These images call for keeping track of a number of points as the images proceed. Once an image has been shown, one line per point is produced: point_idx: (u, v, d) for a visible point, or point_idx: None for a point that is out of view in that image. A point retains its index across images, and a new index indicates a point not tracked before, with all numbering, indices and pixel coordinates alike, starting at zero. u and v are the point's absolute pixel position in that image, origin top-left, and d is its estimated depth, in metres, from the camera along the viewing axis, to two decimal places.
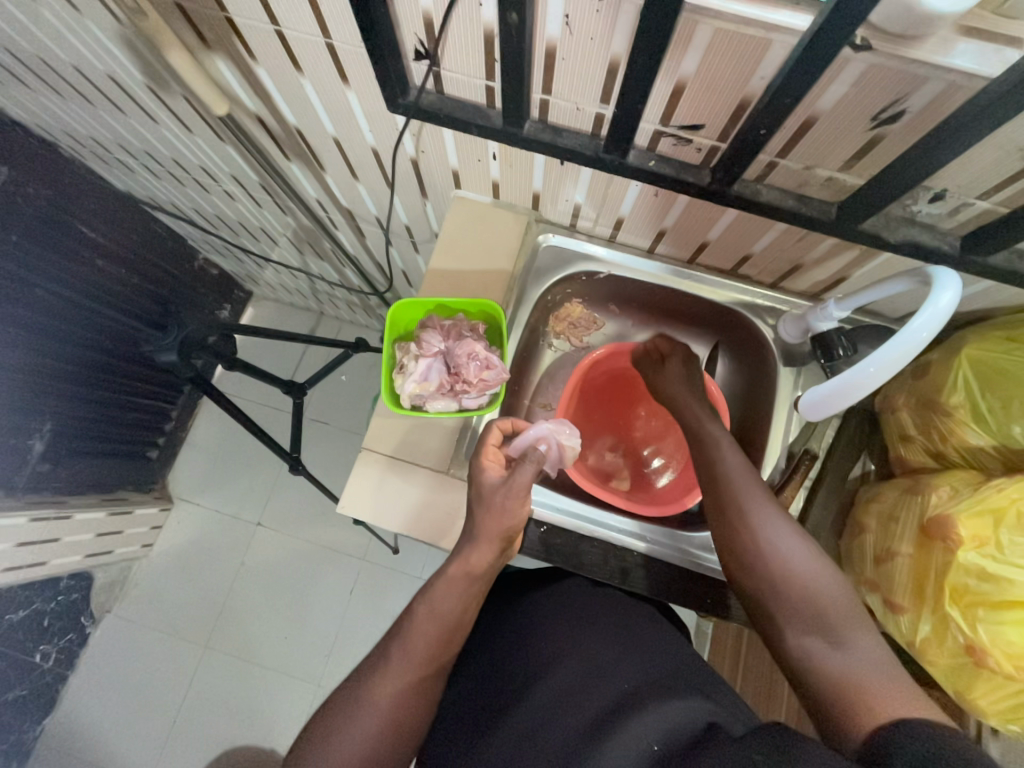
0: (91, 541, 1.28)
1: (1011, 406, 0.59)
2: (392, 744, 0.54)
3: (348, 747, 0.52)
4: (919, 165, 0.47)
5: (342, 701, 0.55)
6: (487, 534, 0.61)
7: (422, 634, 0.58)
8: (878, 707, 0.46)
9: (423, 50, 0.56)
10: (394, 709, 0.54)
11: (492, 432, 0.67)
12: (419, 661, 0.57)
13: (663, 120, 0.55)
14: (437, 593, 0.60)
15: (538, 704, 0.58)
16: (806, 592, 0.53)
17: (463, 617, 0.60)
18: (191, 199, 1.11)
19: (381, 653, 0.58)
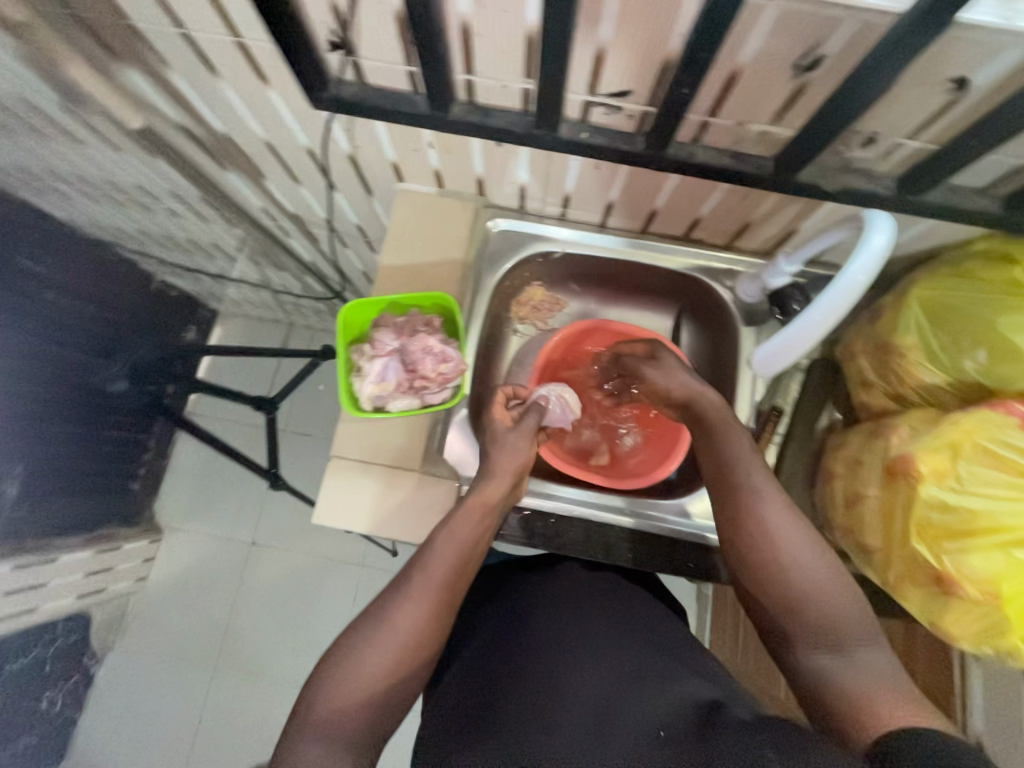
0: (81, 582, 1.25)
1: (960, 341, 0.60)
2: (411, 663, 0.54)
3: (371, 663, 0.52)
4: (844, 110, 0.47)
5: (362, 622, 0.55)
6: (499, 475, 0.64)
7: (441, 560, 0.58)
8: (879, 710, 0.47)
9: (336, 40, 0.54)
10: (415, 630, 0.54)
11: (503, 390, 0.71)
12: (440, 586, 0.57)
13: (590, 90, 0.54)
14: (454, 525, 0.60)
15: (541, 680, 0.58)
16: (814, 598, 0.54)
17: (477, 550, 0.61)
18: (132, 221, 1.04)
19: (401, 579, 0.57)
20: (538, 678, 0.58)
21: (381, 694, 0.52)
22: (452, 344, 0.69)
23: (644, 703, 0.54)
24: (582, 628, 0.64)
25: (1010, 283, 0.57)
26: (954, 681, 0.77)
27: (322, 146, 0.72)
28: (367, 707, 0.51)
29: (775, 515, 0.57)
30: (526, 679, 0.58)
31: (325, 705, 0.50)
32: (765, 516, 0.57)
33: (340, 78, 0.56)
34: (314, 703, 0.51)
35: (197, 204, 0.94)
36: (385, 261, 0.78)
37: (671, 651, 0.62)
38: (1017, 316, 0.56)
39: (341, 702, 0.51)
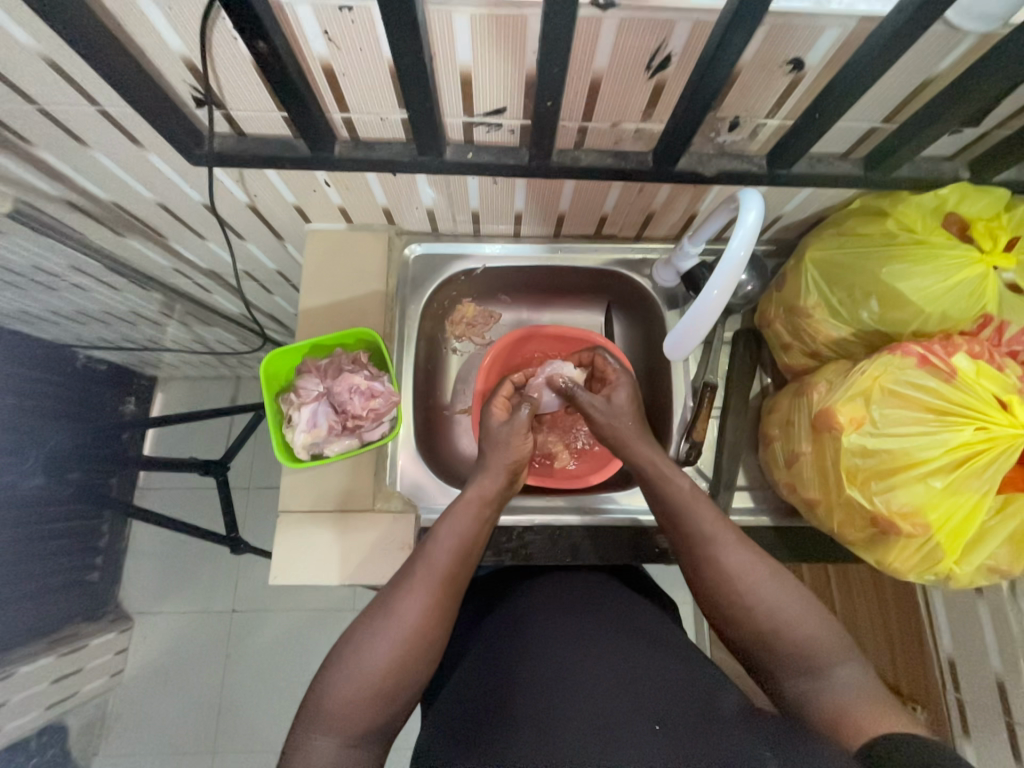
0: (48, 690, 1.16)
1: (854, 295, 0.64)
2: (419, 657, 0.52)
3: (379, 656, 0.51)
4: (699, 101, 0.50)
5: (369, 614, 0.54)
6: (498, 463, 0.65)
7: (445, 550, 0.57)
8: (864, 723, 0.46)
9: (201, 96, 0.53)
10: (422, 621, 0.53)
11: (501, 385, 0.75)
12: (445, 578, 0.56)
13: (466, 112, 0.55)
14: (456, 515, 0.60)
15: (537, 685, 0.57)
16: (776, 614, 0.53)
17: (479, 541, 0.60)
18: (39, 303, 0.97)
19: (407, 571, 0.56)
20: (530, 681, 0.58)
21: (390, 690, 0.50)
22: (377, 378, 0.69)
23: (648, 691, 0.54)
24: (574, 626, 0.64)
25: (887, 234, 0.62)
26: (921, 607, 0.82)
27: (218, 200, 0.71)
28: (375, 703, 0.50)
29: (732, 555, 0.56)
30: (518, 684, 0.58)
31: (331, 702, 0.49)
32: (722, 559, 0.56)
33: (213, 133, 0.56)
34: (320, 701, 0.50)
35: (102, 277, 0.90)
36: (307, 304, 0.77)
37: (661, 638, 0.63)
38: (898, 264, 0.60)
39: (348, 698, 0.49)
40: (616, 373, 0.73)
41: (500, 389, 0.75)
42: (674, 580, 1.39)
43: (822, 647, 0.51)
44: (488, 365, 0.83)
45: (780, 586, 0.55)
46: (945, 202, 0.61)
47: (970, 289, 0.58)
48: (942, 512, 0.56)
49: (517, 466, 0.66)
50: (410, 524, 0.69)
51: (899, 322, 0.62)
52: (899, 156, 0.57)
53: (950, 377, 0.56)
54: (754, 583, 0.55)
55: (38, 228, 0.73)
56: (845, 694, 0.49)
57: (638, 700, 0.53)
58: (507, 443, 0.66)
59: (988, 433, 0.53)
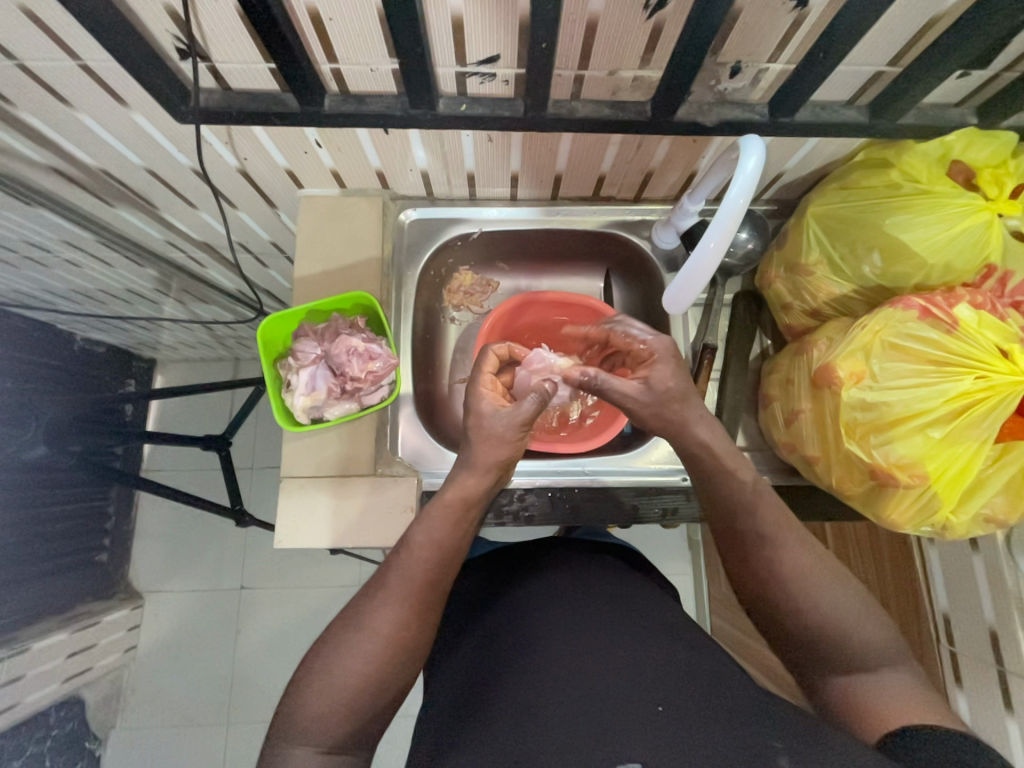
0: (64, 664, 1.19)
1: (855, 249, 0.63)
2: (395, 667, 0.53)
3: (350, 667, 0.52)
4: (698, 42, 0.48)
5: (343, 627, 0.55)
6: (484, 462, 0.60)
7: (420, 559, 0.56)
8: (894, 716, 0.48)
9: (184, 46, 0.51)
10: (395, 631, 0.53)
11: (486, 357, 0.69)
12: (420, 588, 0.55)
13: (459, 61, 0.54)
14: (435, 521, 0.58)
15: (540, 670, 0.57)
16: (812, 601, 0.54)
17: (458, 547, 0.58)
18: (33, 282, 0.97)
19: (380, 581, 0.56)
20: (526, 665, 0.59)
21: (363, 700, 0.51)
22: (376, 342, 0.70)
23: (649, 673, 0.55)
24: (564, 609, 0.65)
25: (891, 185, 0.61)
26: (918, 565, 0.83)
27: (207, 165, 0.69)
28: (350, 715, 0.51)
29: (790, 550, 0.56)
30: (521, 669, 0.58)
31: (309, 713, 0.50)
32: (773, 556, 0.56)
33: (198, 87, 0.54)
34: (294, 712, 0.51)
35: (96, 252, 0.88)
36: (303, 271, 0.76)
37: (666, 623, 0.63)
38: (900, 214, 0.59)
39: (320, 710, 0.50)
40: (652, 351, 0.62)
41: (485, 362, 0.68)
42: (674, 551, 1.41)
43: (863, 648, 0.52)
44: (486, 332, 0.81)
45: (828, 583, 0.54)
46: (949, 150, 0.60)
47: (974, 238, 0.57)
48: (940, 463, 0.56)
49: (505, 462, 0.61)
50: (413, 487, 0.70)
51: (900, 274, 0.61)
52: (904, 100, 0.55)
53: (951, 328, 0.55)
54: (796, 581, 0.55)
55: (27, 199, 0.72)
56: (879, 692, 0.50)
57: (638, 683, 0.54)
58: (504, 439, 0.60)
59: (988, 382, 0.53)
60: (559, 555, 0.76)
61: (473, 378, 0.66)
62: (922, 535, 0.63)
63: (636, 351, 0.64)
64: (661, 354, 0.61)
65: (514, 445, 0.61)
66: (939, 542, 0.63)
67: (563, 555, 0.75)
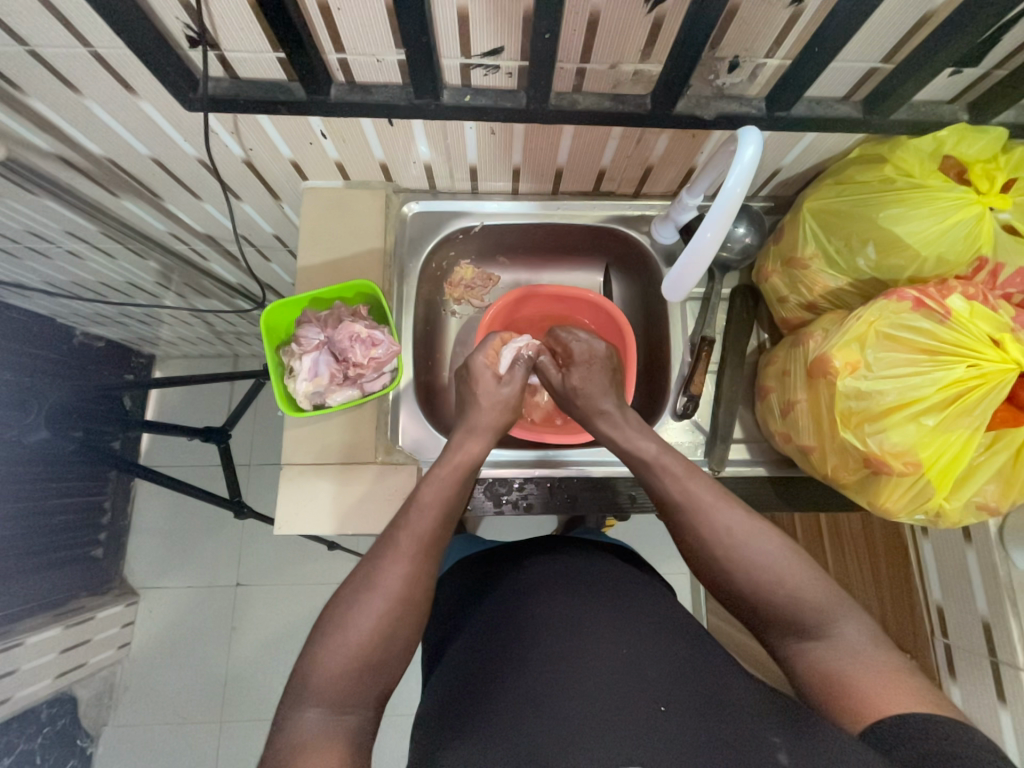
0: (56, 660, 1.18)
1: (850, 243, 0.64)
2: (406, 622, 0.53)
3: (364, 623, 0.52)
4: (697, 35, 0.49)
5: (350, 590, 0.54)
6: (484, 424, 0.67)
7: (428, 515, 0.58)
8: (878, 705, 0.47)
9: (194, 35, 0.53)
10: (406, 585, 0.54)
11: (492, 339, 0.74)
12: (427, 543, 0.57)
13: (464, 53, 0.55)
14: (434, 480, 0.61)
15: (541, 672, 0.57)
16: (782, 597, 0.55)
17: (460, 502, 0.62)
18: (34, 273, 0.97)
19: (388, 543, 0.57)
20: (526, 662, 0.58)
21: (376, 655, 0.51)
22: (378, 328, 0.71)
23: (651, 672, 0.55)
24: (557, 602, 0.65)
25: (884, 179, 0.62)
26: (913, 559, 0.83)
27: (213, 155, 0.70)
28: (368, 670, 0.51)
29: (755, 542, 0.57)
30: (518, 665, 0.59)
31: (321, 675, 0.50)
32: (725, 542, 0.58)
33: (206, 75, 0.55)
34: (305, 676, 0.50)
35: (98, 242, 0.89)
36: (305, 262, 0.77)
37: (667, 619, 0.63)
38: (894, 207, 0.60)
39: (334, 669, 0.50)
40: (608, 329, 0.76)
41: (489, 343, 0.74)
42: (671, 550, 1.42)
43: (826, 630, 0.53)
44: (492, 314, 0.82)
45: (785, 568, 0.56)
46: (943, 144, 0.61)
47: (966, 231, 0.58)
48: (933, 451, 0.57)
49: (503, 428, 0.69)
50: (413, 476, 0.70)
51: (894, 267, 0.63)
52: (897, 96, 0.56)
53: (945, 318, 0.56)
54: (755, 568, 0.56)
55: (32, 186, 0.72)
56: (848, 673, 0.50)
57: (641, 682, 0.54)
58: (498, 405, 0.69)
59: (980, 370, 0.54)
60: (546, 550, 0.77)
61: (474, 359, 0.72)
62: (915, 524, 0.64)
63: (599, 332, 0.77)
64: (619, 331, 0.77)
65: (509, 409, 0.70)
66: (934, 530, 0.64)
67: (549, 550, 0.77)
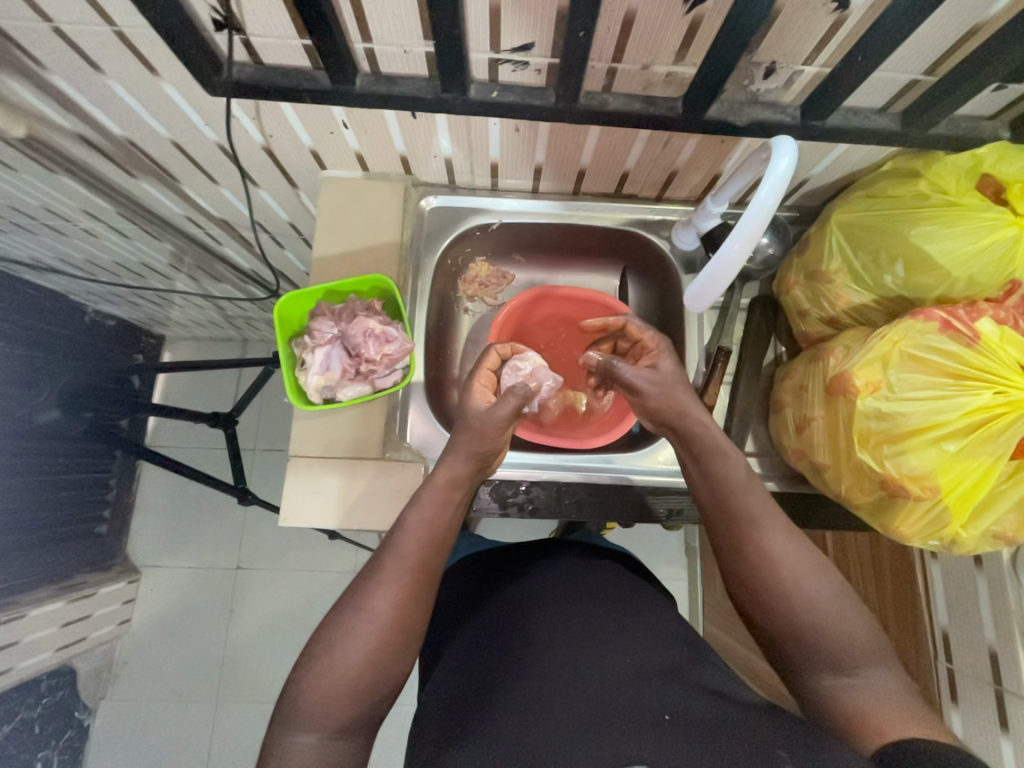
0: (57, 633, 1.19)
1: (878, 259, 0.63)
2: (396, 647, 0.54)
3: (352, 649, 0.52)
4: (736, 39, 0.48)
5: (339, 615, 0.55)
6: (468, 449, 0.62)
7: (414, 538, 0.57)
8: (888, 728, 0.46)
9: (220, 18, 0.52)
10: (395, 610, 0.54)
11: (489, 354, 0.71)
12: (416, 568, 0.56)
13: (493, 47, 0.53)
14: (424, 501, 0.59)
15: (543, 680, 0.57)
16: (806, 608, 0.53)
17: (452, 522, 0.60)
18: (49, 250, 0.97)
19: (376, 566, 0.57)
20: (530, 669, 0.59)
21: (365, 682, 0.52)
22: (392, 325, 0.70)
23: (653, 682, 0.55)
24: (557, 610, 0.66)
25: (918, 195, 0.60)
26: (920, 581, 0.82)
27: (232, 140, 0.69)
28: (356, 697, 0.51)
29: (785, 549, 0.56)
30: (522, 671, 0.59)
31: (310, 700, 0.51)
32: (771, 552, 0.55)
33: (230, 60, 0.54)
34: (295, 700, 0.51)
35: (113, 222, 0.88)
36: (320, 252, 0.76)
37: (665, 632, 0.63)
38: (927, 224, 0.58)
39: (323, 695, 0.51)
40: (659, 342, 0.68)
41: (486, 359, 0.71)
42: (670, 556, 1.41)
43: (850, 652, 0.51)
44: (507, 313, 0.81)
45: (823, 585, 0.54)
46: (981, 162, 0.59)
47: (1000, 253, 0.57)
48: (953, 477, 0.56)
49: (486, 450, 0.63)
50: (419, 474, 0.70)
51: (922, 286, 0.61)
52: (939, 109, 0.55)
53: (973, 341, 0.55)
54: (793, 579, 0.54)
55: (50, 163, 0.72)
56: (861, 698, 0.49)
57: (641, 692, 0.54)
58: (482, 429, 0.62)
59: (1007, 397, 0.53)
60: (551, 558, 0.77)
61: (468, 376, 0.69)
62: (928, 549, 0.63)
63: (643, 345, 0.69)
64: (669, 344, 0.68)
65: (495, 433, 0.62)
66: (947, 557, 0.62)
67: (554, 558, 0.77)
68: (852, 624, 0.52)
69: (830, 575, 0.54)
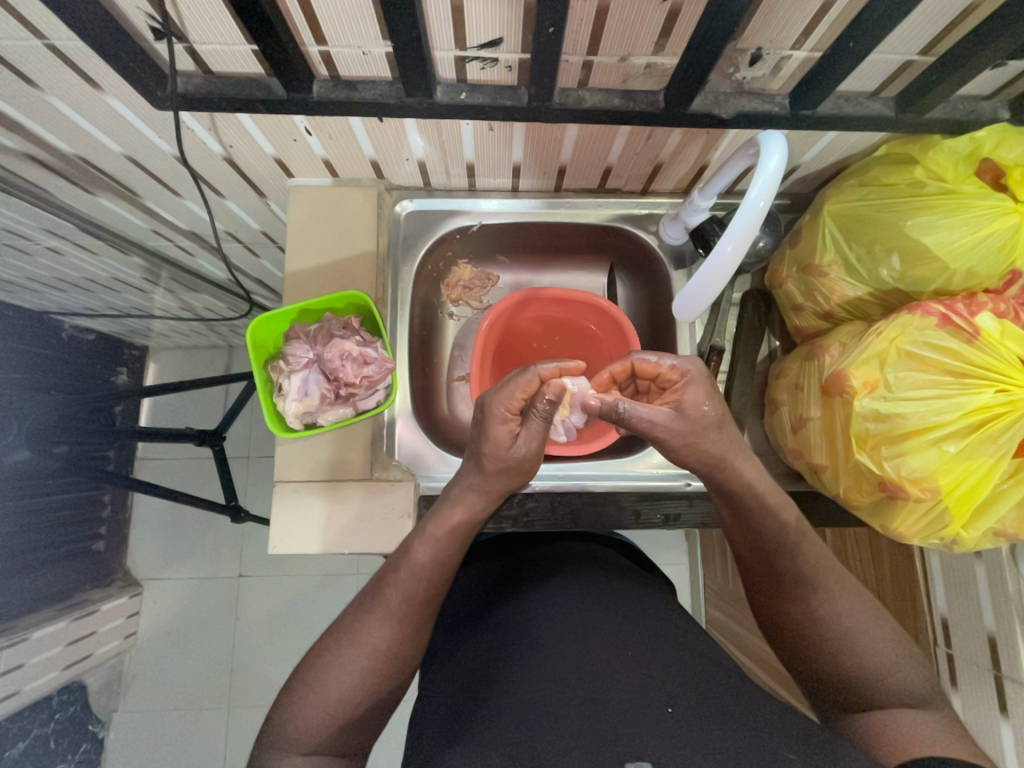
0: (63, 653, 1.19)
1: (874, 251, 0.60)
2: (388, 677, 0.53)
3: (343, 680, 0.51)
4: (719, 28, 0.44)
5: (336, 638, 0.54)
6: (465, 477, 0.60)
7: (420, 579, 0.55)
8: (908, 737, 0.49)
9: (159, 27, 0.47)
10: (391, 646, 0.53)
11: (527, 376, 0.58)
12: (417, 603, 0.55)
13: (458, 45, 0.50)
14: (431, 532, 0.57)
15: (542, 679, 0.55)
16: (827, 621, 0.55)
17: (457, 560, 0.58)
18: (11, 271, 0.92)
19: (376, 594, 0.55)
20: (534, 665, 0.57)
21: (358, 711, 0.51)
22: (370, 345, 0.68)
23: (658, 675, 0.55)
24: (569, 606, 0.64)
25: (914, 182, 0.57)
26: (918, 567, 0.83)
27: (191, 152, 0.65)
28: (346, 726, 0.51)
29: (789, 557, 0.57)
30: (523, 666, 0.57)
31: (298, 723, 0.50)
32: (803, 598, 0.56)
33: (175, 72, 0.50)
34: (285, 720, 0.51)
35: (76, 239, 0.84)
36: (295, 266, 0.72)
37: (669, 626, 0.63)
38: (922, 215, 0.56)
39: (313, 722, 0.50)
40: (682, 373, 0.58)
41: (522, 381, 0.58)
42: (670, 542, 1.42)
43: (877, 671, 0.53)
44: (493, 316, 0.77)
45: (855, 617, 0.55)
46: (979, 147, 0.56)
47: (1000, 243, 0.54)
48: (953, 477, 0.55)
49: (509, 488, 0.61)
50: (410, 492, 0.68)
51: (920, 278, 0.59)
52: (936, 93, 0.51)
53: (972, 337, 0.53)
54: (833, 627, 0.55)
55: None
56: (900, 722, 0.51)
57: (645, 685, 0.53)
58: (505, 469, 0.59)
59: (1009, 396, 0.52)
60: (563, 551, 0.75)
61: (493, 401, 0.59)
62: (927, 547, 0.62)
63: (663, 375, 0.59)
64: (695, 375, 0.58)
65: (524, 472, 0.61)
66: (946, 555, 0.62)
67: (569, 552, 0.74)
68: (895, 662, 0.53)
69: (864, 612, 0.55)
